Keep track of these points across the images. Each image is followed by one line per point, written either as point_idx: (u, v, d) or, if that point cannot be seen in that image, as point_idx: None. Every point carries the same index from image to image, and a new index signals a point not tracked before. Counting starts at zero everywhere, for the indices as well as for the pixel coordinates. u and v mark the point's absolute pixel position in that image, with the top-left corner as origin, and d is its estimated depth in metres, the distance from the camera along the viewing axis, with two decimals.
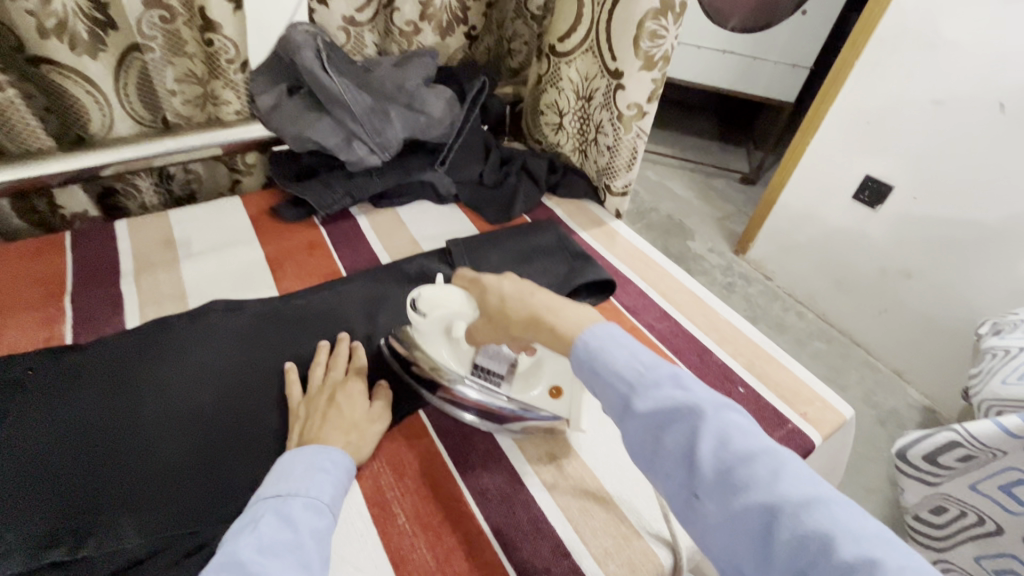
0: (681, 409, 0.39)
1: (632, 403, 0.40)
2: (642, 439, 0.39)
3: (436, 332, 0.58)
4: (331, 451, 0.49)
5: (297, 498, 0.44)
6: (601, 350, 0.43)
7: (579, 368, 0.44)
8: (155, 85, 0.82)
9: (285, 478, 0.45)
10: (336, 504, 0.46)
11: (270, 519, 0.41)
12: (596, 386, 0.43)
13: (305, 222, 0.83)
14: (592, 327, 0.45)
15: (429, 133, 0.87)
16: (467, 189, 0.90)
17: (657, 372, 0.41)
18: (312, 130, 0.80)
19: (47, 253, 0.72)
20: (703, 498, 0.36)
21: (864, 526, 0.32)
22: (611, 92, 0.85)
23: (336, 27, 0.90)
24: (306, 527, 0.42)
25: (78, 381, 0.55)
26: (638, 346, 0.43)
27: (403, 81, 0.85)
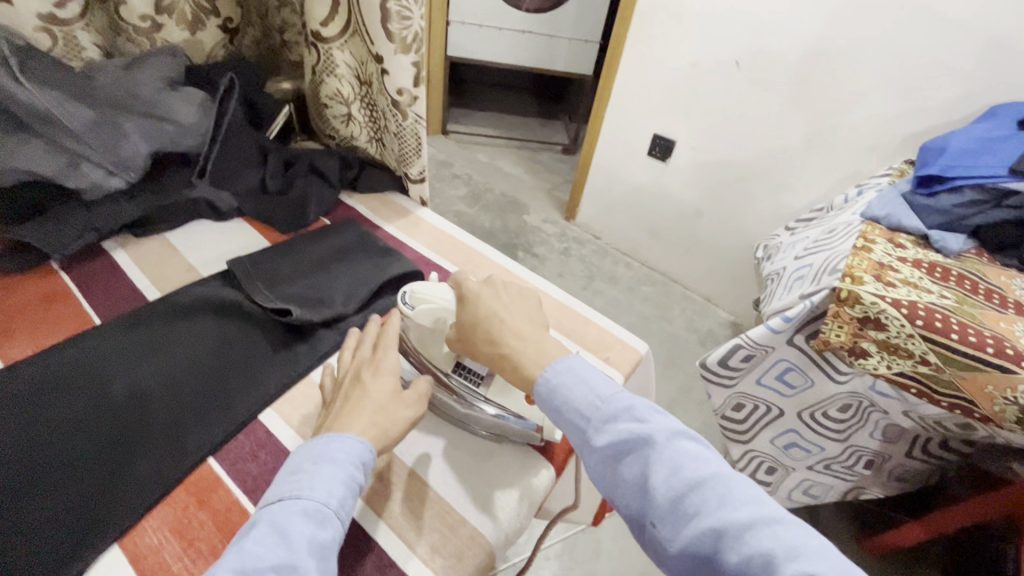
0: (633, 440, 0.45)
1: (592, 438, 0.47)
2: (605, 472, 0.46)
3: (425, 328, 0.59)
4: (344, 439, 0.47)
5: (296, 503, 0.42)
6: (561, 387, 0.50)
7: (545, 407, 0.50)
8: None
9: (290, 478, 0.44)
10: (344, 506, 0.43)
11: (263, 531, 0.40)
12: (560, 419, 0.49)
13: (37, 270, 0.68)
14: (553, 364, 0.51)
15: (182, 142, 0.77)
16: (249, 200, 0.81)
17: (614, 406, 0.47)
18: (15, 156, 0.65)
19: None
20: (660, 525, 0.42)
21: (803, 545, 0.37)
22: (379, 78, 0.82)
23: (33, 28, 0.73)
24: (302, 537, 0.40)
25: None
26: (598, 382, 0.50)
27: (136, 86, 0.73)
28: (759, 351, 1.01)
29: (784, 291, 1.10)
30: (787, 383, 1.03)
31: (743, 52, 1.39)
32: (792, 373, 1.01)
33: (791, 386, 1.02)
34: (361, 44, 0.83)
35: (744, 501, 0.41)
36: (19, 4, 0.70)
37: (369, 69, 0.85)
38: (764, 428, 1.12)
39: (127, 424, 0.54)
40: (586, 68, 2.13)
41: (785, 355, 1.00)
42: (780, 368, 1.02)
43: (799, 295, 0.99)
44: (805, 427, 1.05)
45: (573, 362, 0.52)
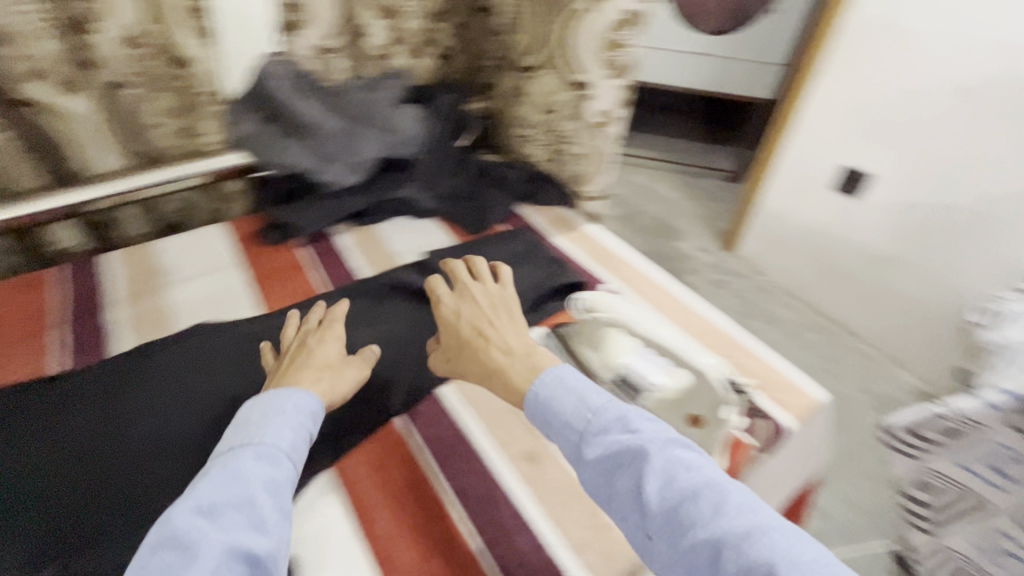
0: (626, 453, 0.44)
1: (585, 450, 0.46)
2: (601, 488, 0.45)
3: (592, 335, 0.63)
4: (292, 395, 0.51)
5: (261, 450, 0.46)
6: (550, 399, 0.50)
7: (532, 417, 0.51)
8: (137, 121, 0.84)
9: (241, 429, 0.48)
10: (296, 448, 0.48)
11: (221, 474, 0.43)
12: (550, 432, 0.49)
13: (283, 245, 0.85)
14: (541, 375, 0.52)
15: (399, 151, 0.89)
16: (443, 204, 0.92)
17: (603, 418, 0.47)
18: (284, 155, 0.84)
19: (33, 286, 0.74)
20: (656, 538, 0.42)
21: (799, 554, 0.37)
22: (577, 103, 0.89)
23: (309, 56, 0.93)
24: (259, 479, 0.44)
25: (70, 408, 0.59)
26: (586, 391, 0.49)
27: (371, 104, 0.87)
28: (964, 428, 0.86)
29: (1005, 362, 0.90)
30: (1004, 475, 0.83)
31: (978, 75, 1.19)
32: (1013, 462, 0.82)
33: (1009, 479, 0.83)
34: (556, 76, 0.90)
35: (741, 509, 0.40)
36: (304, 37, 0.90)
37: (555, 98, 0.92)
38: None
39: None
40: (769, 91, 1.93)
41: (1004, 440, 0.84)
42: (994, 455, 0.84)
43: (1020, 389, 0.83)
44: None
45: (557, 368, 0.52)
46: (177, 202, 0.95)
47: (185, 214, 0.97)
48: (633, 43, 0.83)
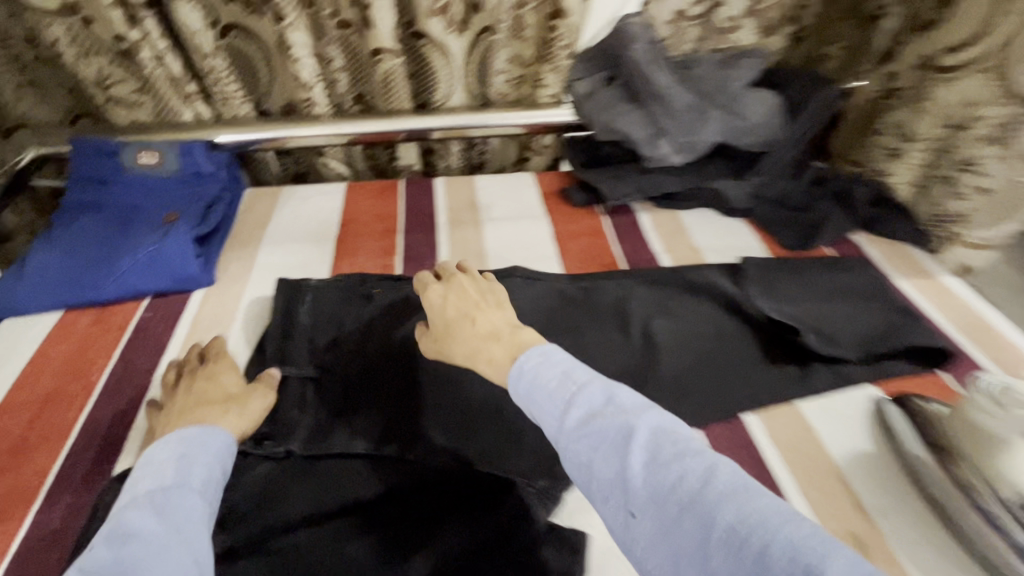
0: (617, 422, 0.43)
1: (566, 417, 0.45)
2: (573, 455, 0.43)
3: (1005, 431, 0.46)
4: (210, 430, 0.50)
5: (146, 494, 0.44)
6: (535, 369, 0.49)
7: (518, 394, 0.49)
8: (490, 64, 0.90)
9: (146, 478, 0.46)
10: (206, 487, 0.46)
11: (119, 523, 0.42)
12: (535, 406, 0.48)
13: (588, 208, 0.85)
14: (526, 352, 0.50)
15: (742, 139, 0.78)
16: (763, 207, 0.81)
17: (588, 391, 0.46)
18: (621, 121, 0.79)
19: (387, 193, 0.87)
20: (640, 515, 0.39)
21: (811, 540, 0.33)
22: (1011, 123, 0.66)
23: (664, 21, 0.87)
24: (177, 516, 0.43)
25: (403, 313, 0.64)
26: (573, 367, 0.48)
27: (726, 80, 0.78)
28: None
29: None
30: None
31: None
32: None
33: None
34: (991, 82, 0.67)
35: (727, 489, 0.37)
36: (669, 0, 0.84)
37: (979, 112, 0.69)
38: None
39: (633, 364, 0.62)
40: None
41: None
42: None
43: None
44: None
45: (543, 346, 0.51)
46: (489, 143, 1.02)
47: (486, 161, 1.05)
48: None
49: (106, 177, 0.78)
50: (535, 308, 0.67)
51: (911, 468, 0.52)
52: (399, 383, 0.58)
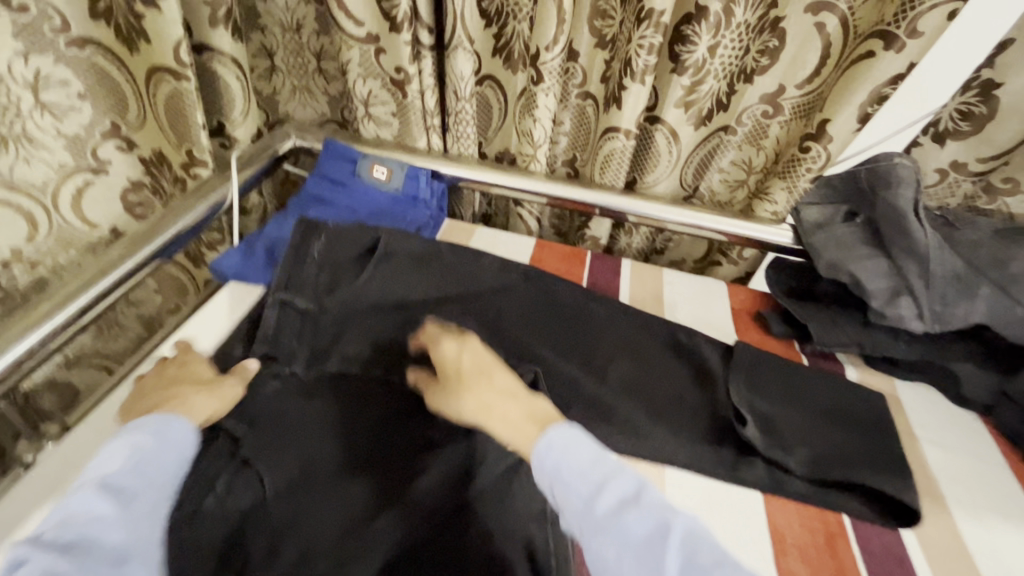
0: (656, 524, 0.43)
1: (596, 502, 0.45)
2: (597, 541, 0.43)
3: None
4: (171, 423, 0.49)
5: (97, 479, 0.44)
6: (565, 446, 0.48)
7: (542, 470, 0.47)
8: (712, 163, 0.88)
9: (100, 460, 0.46)
10: (143, 461, 0.46)
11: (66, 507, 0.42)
12: (558, 482, 0.46)
13: (787, 344, 0.76)
14: (553, 430, 0.49)
15: (1013, 330, 0.65)
16: (1016, 413, 0.66)
17: (620, 478, 0.46)
18: (859, 264, 0.70)
19: (574, 262, 0.87)
20: None
21: None
22: None
23: (932, 168, 0.77)
24: (115, 520, 0.42)
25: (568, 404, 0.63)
26: (603, 451, 0.48)
27: (1010, 257, 0.66)
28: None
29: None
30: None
31: None
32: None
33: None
34: None
35: None
36: (947, 150, 0.75)
37: None
38: None
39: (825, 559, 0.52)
40: None
41: None
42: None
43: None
44: None
45: (570, 423, 0.50)
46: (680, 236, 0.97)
47: (670, 248, 1.00)
48: None
49: (338, 178, 0.86)
50: (716, 437, 0.61)
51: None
52: (330, 450, 0.55)
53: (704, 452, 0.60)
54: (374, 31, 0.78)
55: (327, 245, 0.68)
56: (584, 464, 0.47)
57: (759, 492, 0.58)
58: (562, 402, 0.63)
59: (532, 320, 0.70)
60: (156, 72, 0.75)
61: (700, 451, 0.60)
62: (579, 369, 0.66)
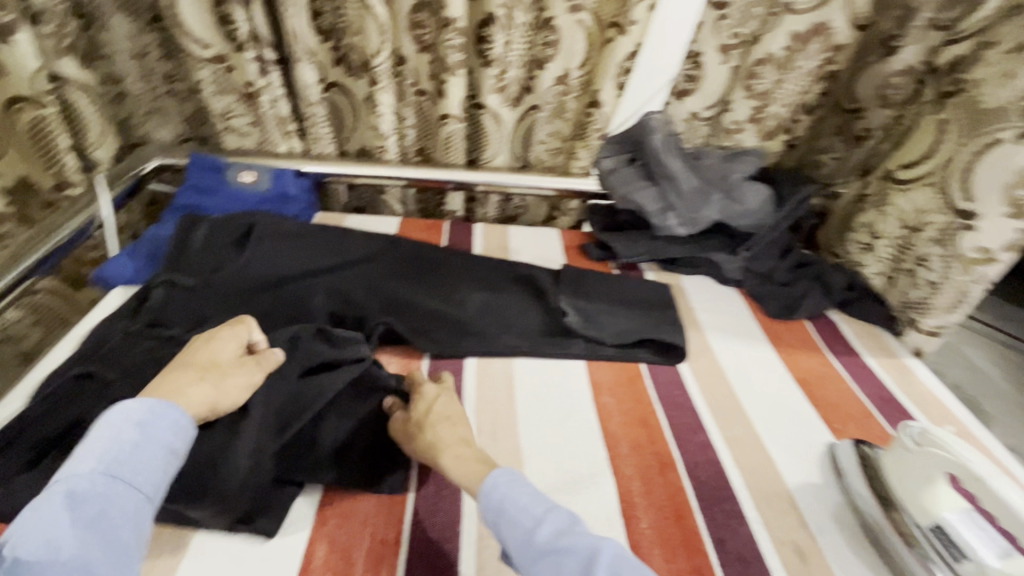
0: (581, 549, 0.44)
1: (535, 533, 0.46)
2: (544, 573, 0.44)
3: (925, 469, 0.55)
4: (168, 413, 0.49)
5: (92, 477, 0.44)
6: (504, 488, 0.49)
7: (488, 509, 0.48)
8: (532, 136, 1.08)
9: (77, 461, 0.45)
10: (134, 472, 0.46)
11: (48, 519, 0.40)
12: (504, 527, 0.47)
13: (601, 263, 0.99)
14: (496, 474, 0.50)
15: (737, 221, 0.93)
16: (752, 279, 0.95)
17: (556, 512, 0.47)
18: (637, 193, 0.95)
19: (431, 231, 1.04)
20: None
21: None
22: (952, 230, 0.82)
23: (680, 118, 1.06)
24: (115, 508, 0.43)
25: (430, 321, 0.79)
26: (534, 492, 0.49)
27: (728, 172, 0.95)
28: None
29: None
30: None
31: None
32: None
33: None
34: (936, 195, 0.84)
35: None
36: (685, 103, 1.03)
37: (927, 218, 0.85)
38: None
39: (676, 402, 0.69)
40: None
41: None
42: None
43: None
44: None
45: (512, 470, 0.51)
46: (524, 202, 1.19)
47: (521, 214, 1.22)
48: None
49: (207, 186, 0.95)
50: (551, 331, 0.81)
51: (857, 505, 0.61)
52: None
53: (540, 342, 0.79)
54: (221, 51, 0.90)
55: (208, 235, 0.81)
56: (525, 503, 0.48)
57: (582, 360, 0.78)
58: (428, 324, 0.79)
59: (401, 273, 0.85)
60: (15, 103, 0.77)
61: (541, 341, 0.79)
62: (440, 299, 0.83)
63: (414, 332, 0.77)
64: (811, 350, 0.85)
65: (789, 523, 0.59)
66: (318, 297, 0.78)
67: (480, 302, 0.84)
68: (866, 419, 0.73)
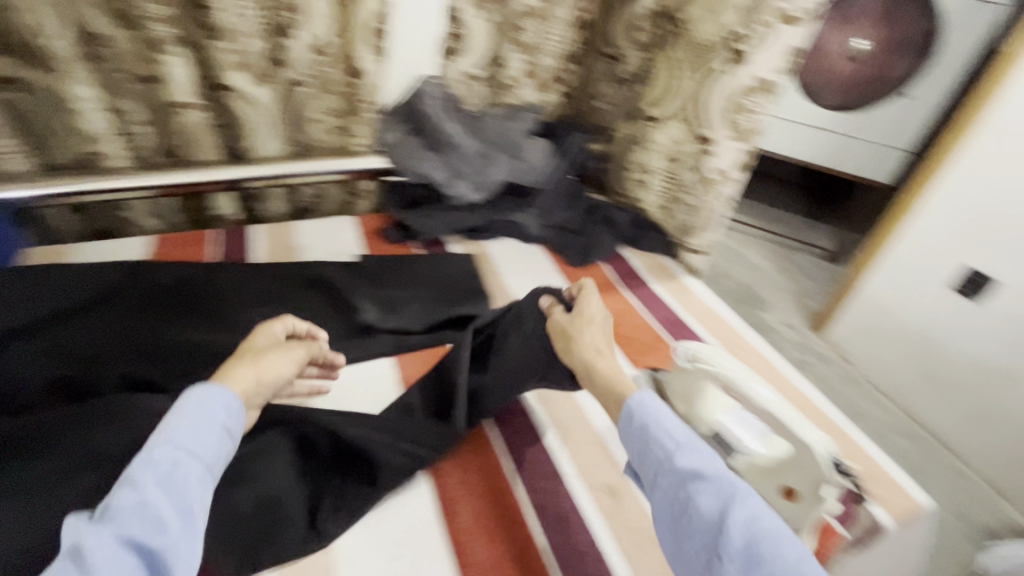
0: (718, 482, 0.45)
1: (674, 460, 0.48)
2: (670, 490, 0.47)
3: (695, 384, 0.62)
4: (212, 399, 0.46)
5: (169, 455, 0.42)
6: (649, 418, 0.51)
7: (632, 428, 0.51)
8: (302, 116, 0.95)
9: (166, 424, 0.44)
10: (211, 453, 0.44)
11: (137, 478, 0.40)
12: (643, 448, 0.50)
13: (401, 244, 0.93)
14: (633, 404, 0.52)
15: (524, 178, 0.95)
16: (551, 232, 0.98)
17: (690, 448, 0.48)
18: (423, 165, 0.92)
19: (194, 244, 0.87)
20: (727, 561, 0.41)
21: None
22: (698, 157, 0.93)
23: (455, 80, 1.02)
24: (184, 491, 0.41)
25: (199, 354, 0.67)
26: (674, 425, 0.50)
27: (507, 131, 0.95)
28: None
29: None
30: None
31: None
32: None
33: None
34: (682, 127, 0.95)
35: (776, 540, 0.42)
36: (457, 63, 1.00)
37: (681, 149, 0.96)
38: None
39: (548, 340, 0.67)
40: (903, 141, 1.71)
41: None
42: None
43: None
44: None
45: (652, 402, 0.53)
46: (317, 191, 1.05)
47: (318, 204, 1.07)
48: (768, 110, 0.85)
49: None
50: (348, 333, 0.74)
51: None
52: None
53: (332, 347, 0.71)
54: None
55: None
56: (665, 435, 0.49)
57: (388, 356, 0.72)
58: (195, 360, 0.66)
59: (145, 306, 0.69)
60: None
61: (336, 346, 0.71)
62: (207, 329, 0.70)
63: (170, 379, 0.64)
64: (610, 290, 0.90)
65: (600, 462, 0.62)
66: (23, 364, 0.60)
67: (259, 321, 0.73)
68: (656, 343, 0.81)
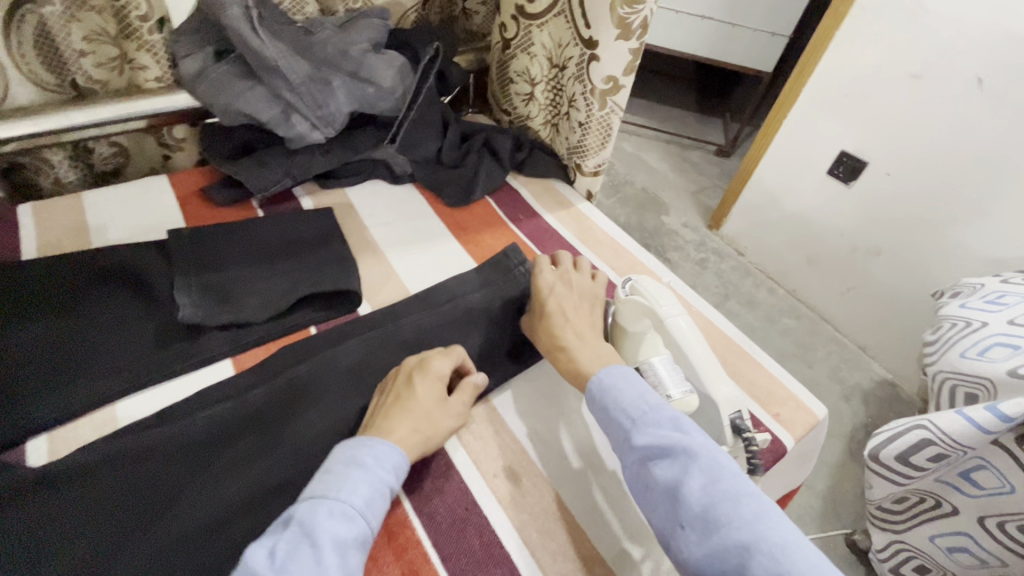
0: (677, 450, 0.44)
1: (632, 437, 0.47)
2: (633, 466, 0.46)
3: (635, 316, 0.59)
4: (374, 444, 0.46)
5: (317, 502, 0.42)
6: (611, 389, 0.50)
7: (596, 406, 0.50)
8: (58, 46, 0.70)
9: (322, 478, 0.44)
10: (372, 508, 0.43)
11: (304, 529, 0.40)
12: (606, 420, 0.49)
13: (238, 207, 0.75)
14: (602, 378, 0.51)
15: (377, 105, 0.79)
16: (422, 168, 0.84)
17: (651, 414, 0.47)
18: (241, 101, 0.71)
19: None
20: (688, 528, 0.41)
21: (785, 541, 0.38)
22: (584, 62, 0.79)
23: None
24: (328, 536, 0.40)
25: None
26: (632, 393, 0.49)
27: (347, 45, 0.75)
28: (964, 325, 0.97)
29: (981, 300, 0.99)
30: (982, 355, 0.90)
31: (993, 69, 1.13)
32: (999, 346, 0.88)
33: (985, 357, 0.89)
34: (566, 24, 0.81)
35: (742, 498, 0.41)
36: None
37: (567, 53, 0.82)
38: (925, 521, 0.94)
39: (511, 296, 0.66)
40: (783, 26, 1.71)
41: (986, 455, 0.83)
42: (1014, 299, 0.94)
43: (1005, 318, 0.92)
44: (986, 534, 0.85)
45: (623, 365, 0.52)
46: (116, 146, 0.82)
47: (126, 164, 0.85)
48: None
49: None
50: (165, 337, 0.58)
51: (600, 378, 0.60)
52: None
53: (143, 361, 0.55)
54: None
55: None
56: (627, 404, 0.49)
57: (228, 356, 0.59)
58: None
59: None
60: None
61: (150, 359, 0.56)
62: None
63: None
64: (501, 232, 0.80)
65: (500, 440, 0.55)
66: None
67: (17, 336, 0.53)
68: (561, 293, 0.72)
